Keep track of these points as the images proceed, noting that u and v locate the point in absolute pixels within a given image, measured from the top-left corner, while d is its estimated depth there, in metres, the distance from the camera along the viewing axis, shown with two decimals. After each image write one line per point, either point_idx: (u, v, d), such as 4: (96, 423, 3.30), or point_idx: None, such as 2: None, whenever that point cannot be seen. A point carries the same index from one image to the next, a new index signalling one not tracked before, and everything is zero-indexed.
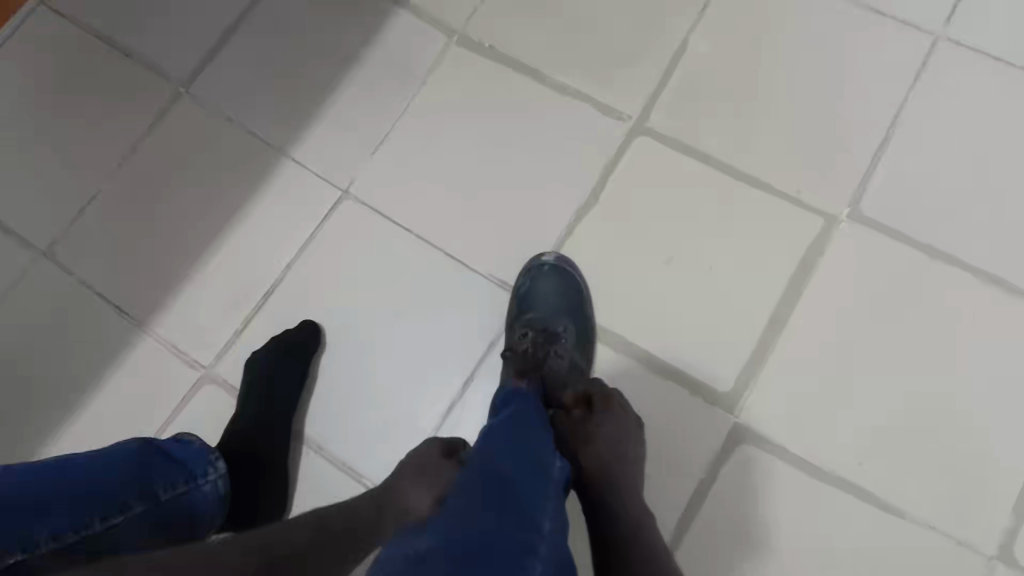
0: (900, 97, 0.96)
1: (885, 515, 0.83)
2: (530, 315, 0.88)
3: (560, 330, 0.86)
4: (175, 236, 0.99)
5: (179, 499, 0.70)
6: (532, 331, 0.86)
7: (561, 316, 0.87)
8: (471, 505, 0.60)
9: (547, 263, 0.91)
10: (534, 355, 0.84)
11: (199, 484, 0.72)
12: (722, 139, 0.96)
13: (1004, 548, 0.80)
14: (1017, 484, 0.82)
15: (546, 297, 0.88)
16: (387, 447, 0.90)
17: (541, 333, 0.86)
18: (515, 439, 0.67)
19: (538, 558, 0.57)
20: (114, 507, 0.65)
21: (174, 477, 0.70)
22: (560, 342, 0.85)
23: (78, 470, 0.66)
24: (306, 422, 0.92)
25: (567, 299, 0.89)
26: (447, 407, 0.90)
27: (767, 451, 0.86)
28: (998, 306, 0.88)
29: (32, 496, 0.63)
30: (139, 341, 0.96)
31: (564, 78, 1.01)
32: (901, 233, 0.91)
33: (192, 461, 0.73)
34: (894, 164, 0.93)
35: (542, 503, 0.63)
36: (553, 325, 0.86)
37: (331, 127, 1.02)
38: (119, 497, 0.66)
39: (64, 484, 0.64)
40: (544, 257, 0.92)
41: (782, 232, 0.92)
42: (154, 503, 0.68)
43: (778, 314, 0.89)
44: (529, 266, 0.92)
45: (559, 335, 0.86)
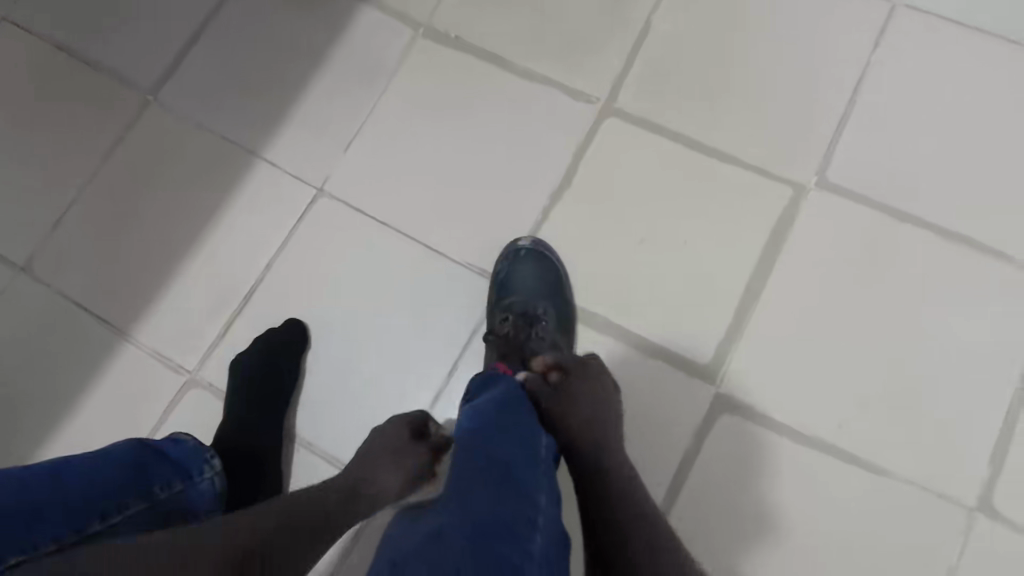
0: (862, 65, 0.97)
1: (867, 474, 0.85)
2: (510, 300, 0.89)
3: (540, 314, 0.87)
4: (152, 243, 0.99)
5: (178, 498, 0.71)
6: (512, 316, 0.87)
7: (541, 299, 0.88)
8: (471, 489, 0.61)
9: (524, 248, 0.92)
10: (515, 339, 0.86)
11: (196, 482, 0.73)
12: (690, 116, 0.97)
13: (984, 500, 0.82)
14: (993, 436, 0.84)
15: (524, 280, 0.89)
16: None
17: (521, 318, 0.87)
18: (507, 422, 0.68)
19: (539, 531, 0.60)
20: (114, 506, 0.66)
21: (171, 476, 0.71)
22: (541, 324, 0.86)
23: (75, 472, 0.66)
24: (292, 421, 0.92)
25: (546, 282, 0.90)
26: (434, 397, 0.91)
27: (750, 419, 0.87)
28: (967, 265, 0.90)
29: (29, 501, 0.62)
30: (122, 350, 0.96)
31: (531, 65, 1.01)
32: (869, 198, 0.93)
33: (187, 460, 0.74)
34: (860, 132, 0.95)
35: (539, 481, 0.65)
36: (532, 308, 0.87)
37: (302, 126, 1.03)
38: (118, 497, 0.67)
39: (62, 487, 0.64)
40: (520, 242, 0.93)
41: (754, 204, 0.94)
42: (153, 502, 0.69)
43: (754, 284, 0.91)
44: (506, 252, 0.93)
45: (539, 318, 0.87)
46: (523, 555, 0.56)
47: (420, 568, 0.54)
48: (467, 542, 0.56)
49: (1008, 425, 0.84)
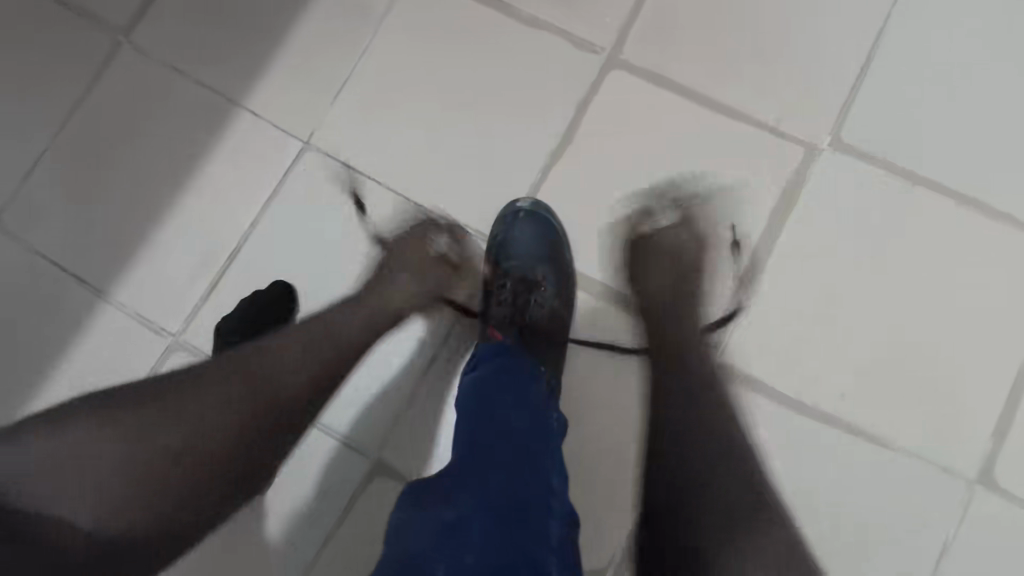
0: (882, 16, 0.92)
1: (868, 445, 0.83)
2: (507, 264, 0.82)
3: (540, 278, 0.81)
4: (132, 198, 0.94)
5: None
6: (511, 281, 0.81)
7: (539, 263, 0.82)
8: (489, 474, 0.59)
9: (524, 209, 0.86)
10: (515, 304, 0.80)
11: None
12: (703, 69, 0.92)
13: (985, 472, 0.82)
14: (997, 409, 0.83)
15: (522, 241, 0.83)
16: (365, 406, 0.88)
17: (519, 282, 0.81)
18: (518, 395, 0.66)
19: (553, 514, 0.57)
20: None
21: None
22: (541, 290, 0.81)
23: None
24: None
25: (543, 246, 0.83)
26: (394, 353, 0.89)
27: (752, 390, 0.85)
28: (981, 232, 0.86)
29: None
30: (101, 310, 0.91)
31: (532, 10, 0.95)
32: (884, 160, 0.88)
33: None
34: (878, 87, 0.90)
35: (552, 460, 0.62)
36: (529, 274, 0.81)
37: (289, 73, 0.97)
38: None
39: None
40: (519, 203, 0.87)
41: (762, 165, 0.89)
42: None
43: (760, 249, 0.88)
44: (504, 216, 0.86)
45: (540, 284, 0.81)
46: (538, 541, 0.54)
47: (438, 569, 0.52)
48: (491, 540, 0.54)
49: (1012, 397, 0.83)
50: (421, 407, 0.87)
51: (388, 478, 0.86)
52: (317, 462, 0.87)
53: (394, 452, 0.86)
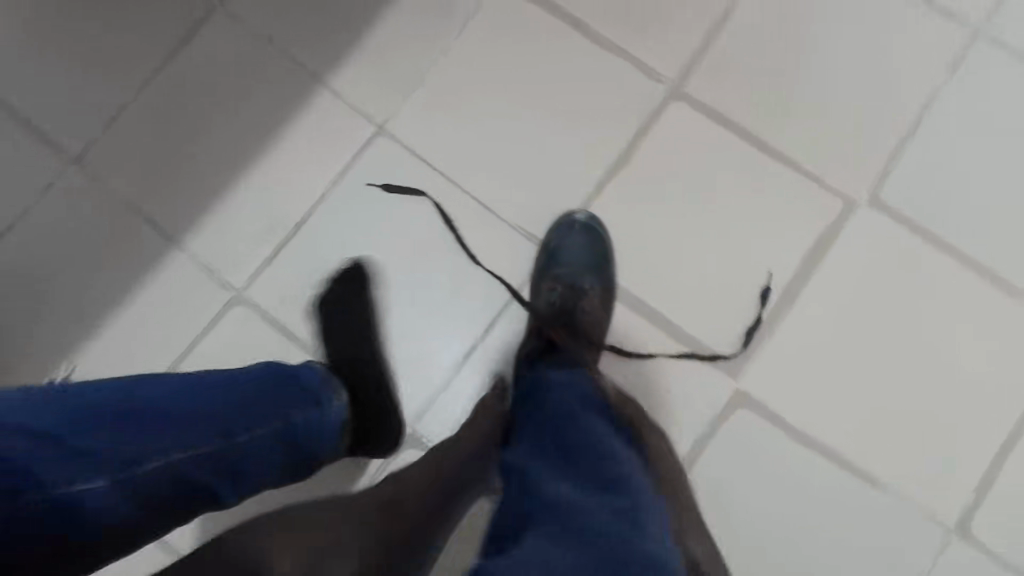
0: (934, 85, 0.96)
1: (858, 483, 0.90)
2: (558, 270, 0.91)
3: (587, 287, 0.90)
4: (210, 156, 1.00)
5: (308, 445, 0.69)
6: (560, 286, 0.90)
7: (588, 272, 0.90)
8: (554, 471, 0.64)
9: (581, 221, 0.92)
10: (563, 307, 0.89)
11: (324, 413, 0.70)
12: (759, 113, 0.97)
13: (961, 523, 0.89)
14: (982, 467, 0.90)
15: (577, 251, 0.91)
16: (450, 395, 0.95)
17: (568, 290, 0.90)
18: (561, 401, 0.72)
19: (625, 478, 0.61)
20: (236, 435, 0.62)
21: (300, 405, 0.67)
22: (587, 298, 0.89)
23: (114, 441, 0.56)
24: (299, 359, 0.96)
25: (595, 255, 0.91)
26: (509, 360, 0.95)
27: (762, 417, 0.92)
28: (996, 303, 0.92)
29: (67, 456, 0.53)
30: (171, 257, 0.97)
31: (606, 32, 1.01)
32: (913, 224, 0.94)
33: (317, 389, 0.70)
34: (921, 154, 0.95)
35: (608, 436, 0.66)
36: (579, 282, 0.89)
37: (370, 60, 1.02)
38: (237, 427, 0.62)
39: (173, 416, 0.60)
40: (576, 215, 0.93)
41: (801, 212, 0.95)
42: (281, 434, 0.65)
43: (789, 289, 0.94)
44: (560, 222, 0.93)
45: (587, 293, 0.89)
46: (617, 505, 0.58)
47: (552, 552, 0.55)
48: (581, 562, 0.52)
49: (996, 458, 0.90)
50: (460, 389, 0.95)
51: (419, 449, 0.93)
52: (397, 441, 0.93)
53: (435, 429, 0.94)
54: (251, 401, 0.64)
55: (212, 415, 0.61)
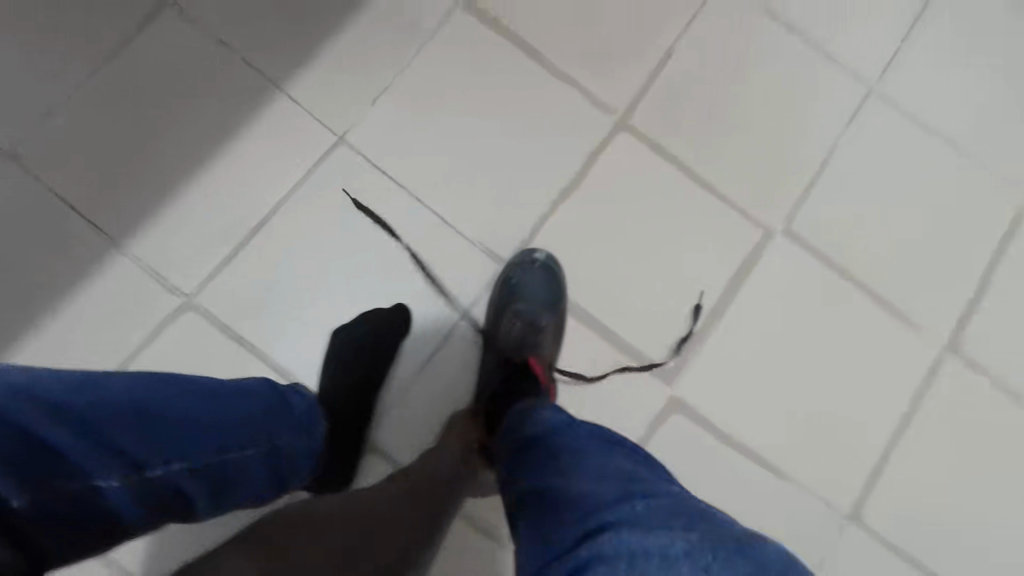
0: (839, 131, 1.10)
1: (773, 478, 1.02)
2: (518, 305, 0.92)
3: (545, 325, 0.92)
4: (158, 156, 0.97)
5: (293, 469, 0.67)
6: (520, 321, 0.91)
7: (546, 310, 0.93)
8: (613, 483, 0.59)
9: (540, 260, 0.98)
10: (522, 343, 0.90)
11: (311, 440, 0.68)
12: (695, 147, 1.08)
13: (856, 511, 1.02)
14: (874, 462, 1.04)
15: (534, 288, 0.94)
16: (415, 418, 0.98)
17: (527, 326, 0.90)
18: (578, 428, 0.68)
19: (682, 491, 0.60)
20: (230, 453, 0.59)
21: (291, 432, 0.66)
22: (544, 335, 0.91)
23: (132, 441, 0.53)
24: (251, 365, 0.95)
25: (551, 292, 0.95)
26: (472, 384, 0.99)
27: (693, 421, 1.02)
28: (886, 322, 1.07)
29: (87, 448, 0.51)
30: (114, 260, 0.94)
31: (561, 63, 1.08)
32: (818, 250, 1.08)
33: (307, 413, 0.68)
34: (827, 190, 1.09)
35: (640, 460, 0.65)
36: (537, 318, 0.91)
37: (330, 69, 1.03)
38: (232, 447, 0.60)
39: (184, 422, 0.57)
40: (537, 254, 0.98)
41: (728, 237, 1.06)
42: (269, 461, 0.64)
43: (719, 306, 1.05)
44: (521, 259, 0.98)
45: (544, 329, 0.91)
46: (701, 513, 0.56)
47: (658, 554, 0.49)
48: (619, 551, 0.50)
49: (885, 454, 1.04)
50: (419, 400, 0.98)
51: (379, 459, 0.96)
52: (362, 467, 0.95)
53: (396, 444, 0.97)
54: (258, 419, 0.63)
55: (213, 428, 0.59)
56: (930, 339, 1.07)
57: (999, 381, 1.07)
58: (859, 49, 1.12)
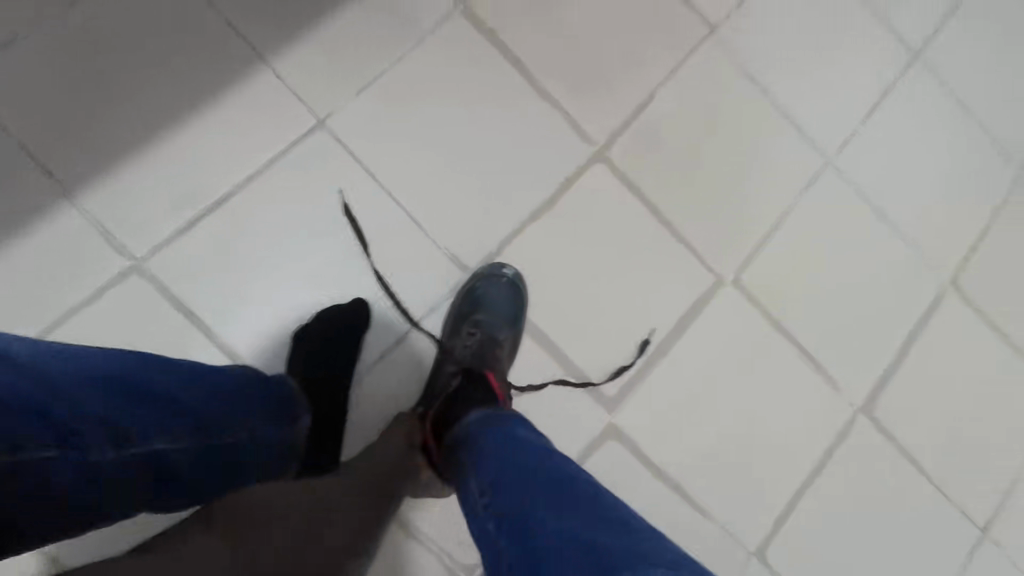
0: (795, 195, 1.18)
1: (691, 512, 1.08)
2: (480, 316, 0.95)
3: (502, 338, 0.95)
4: (123, 109, 0.93)
5: (244, 462, 0.66)
6: (479, 332, 0.94)
7: (506, 325, 0.96)
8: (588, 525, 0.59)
9: (507, 275, 1.00)
10: (479, 352, 0.92)
11: (261, 432, 0.68)
12: (664, 189, 1.12)
13: (760, 549, 1.09)
14: (784, 506, 1.11)
15: (499, 305, 0.97)
16: (365, 415, 0.98)
17: (486, 337, 0.94)
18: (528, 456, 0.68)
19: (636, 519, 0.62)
20: (182, 437, 0.58)
21: (241, 422, 0.65)
22: (501, 348, 0.94)
23: (92, 413, 0.52)
24: (195, 341, 0.93)
25: (513, 310, 0.98)
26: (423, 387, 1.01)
27: (626, 449, 1.06)
28: (812, 378, 1.15)
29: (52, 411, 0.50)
30: (62, 211, 0.90)
31: (549, 85, 1.09)
32: (761, 303, 1.14)
33: (256, 405, 0.68)
34: (778, 247, 1.16)
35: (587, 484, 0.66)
36: (497, 333, 0.94)
37: (319, 50, 1.01)
38: (185, 430, 0.59)
39: (140, 399, 0.56)
40: (507, 268, 1.01)
41: (682, 279, 1.11)
42: (220, 451, 0.63)
43: (665, 342, 1.09)
44: (489, 271, 1.00)
45: (501, 344, 0.94)
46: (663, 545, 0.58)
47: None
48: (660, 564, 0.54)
49: (794, 500, 1.11)
50: (369, 396, 0.99)
51: None
52: None
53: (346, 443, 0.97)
54: (213, 412, 0.62)
55: (169, 409, 0.58)
56: (847, 399, 1.15)
57: (900, 445, 1.17)
58: (822, 122, 1.20)
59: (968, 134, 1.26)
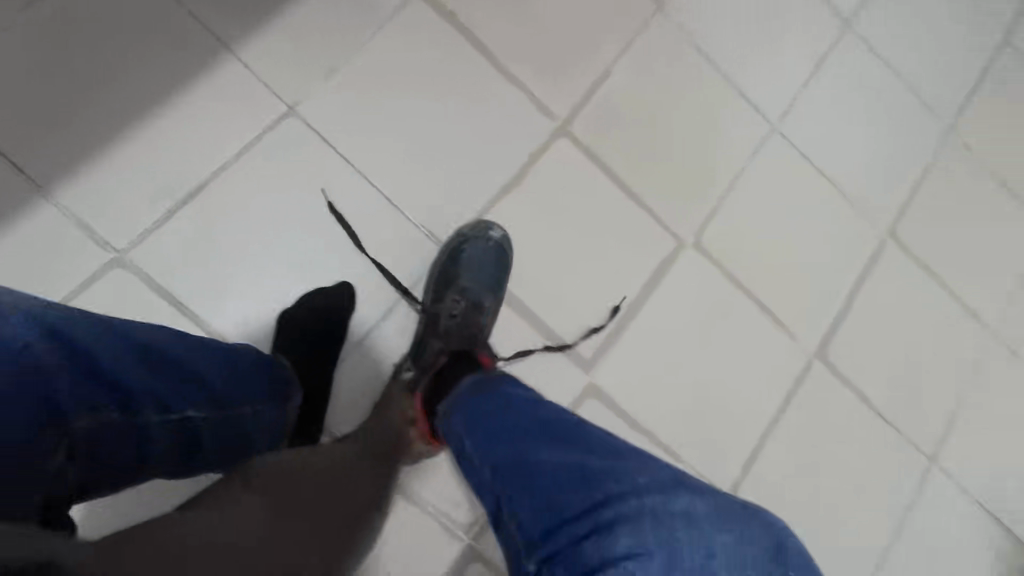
0: (746, 160, 1.25)
1: (669, 460, 1.15)
2: (466, 283, 1.00)
3: (486, 304, 1.00)
4: (92, 102, 0.93)
5: (251, 437, 0.69)
6: (465, 299, 0.99)
7: (490, 291, 1.01)
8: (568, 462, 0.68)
9: (494, 239, 1.04)
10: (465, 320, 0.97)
11: (266, 408, 0.71)
12: (624, 160, 1.18)
13: (734, 490, 1.18)
14: (752, 449, 1.19)
15: (481, 270, 1.01)
16: (359, 391, 1.01)
17: (471, 304, 0.98)
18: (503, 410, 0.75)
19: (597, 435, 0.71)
20: (192, 414, 0.62)
21: (247, 399, 0.68)
22: (485, 314, 0.99)
23: (104, 388, 0.55)
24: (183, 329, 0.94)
25: (496, 275, 1.02)
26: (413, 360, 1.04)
27: (605, 406, 1.12)
28: (771, 329, 1.23)
29: (82, 388, 0.54)
30: (38, 207, 0.90)
31: (510, 65, 1.14)
32: (721, 262, 1.21)
33: (262, 382, 0.70)
34: (733, 209, 1.24)
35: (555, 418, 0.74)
36: (481, 300, 0.99)
37: (284, 39, 1.03)
38: (193, 408, 0.62)
39: (151, 377, 0.59)
40: (493, 231, 1.04)
41: (647, 243, 1.18)
42: (229, 425, 0.66)
43: (635, 304, 1.16)
44: (477, 233, 1.03)
45: (485, 310, 0.99)
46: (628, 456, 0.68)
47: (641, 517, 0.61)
48: (646, 475, 0.65)
49: (761, 443, 1.20)
50: (359, 372, 1.01)
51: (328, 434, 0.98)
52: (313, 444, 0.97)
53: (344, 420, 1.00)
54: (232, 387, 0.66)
55: (176, 388, 0.61)
56: (803, 347, 1.24)
57: (852, 387, 1.26)
58: (766, 91, 1.28)
59: (897, 96, 1.36)
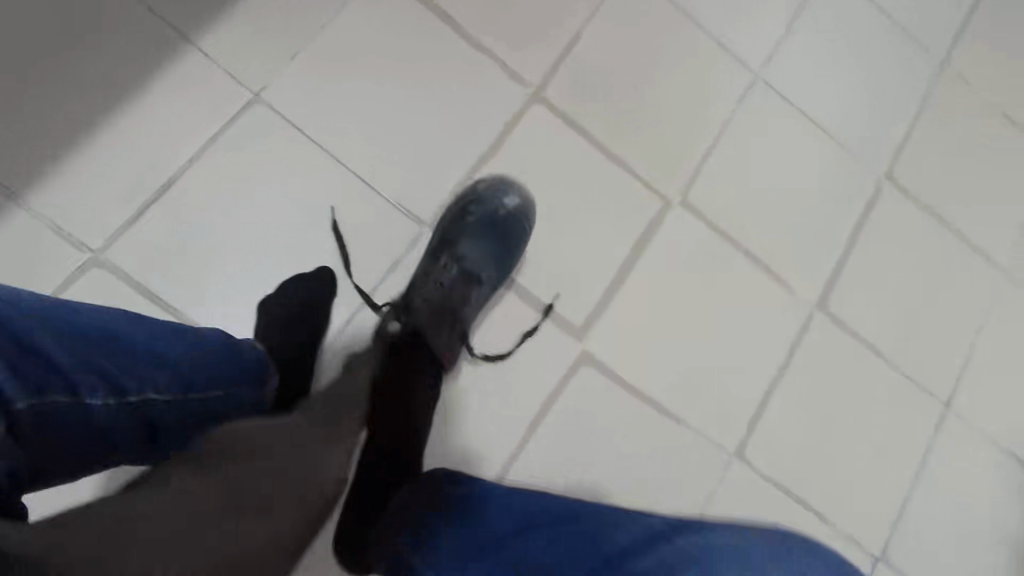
0: (729, 112, 1.22)
1: (670, 423, 1.13)
2: (468, 249, 1.02)
3: (483, 277, 1.02)
4: (58, 105, 0.93)
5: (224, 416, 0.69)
6: (463, 267, 1.01)
7: (490, 265, 1.03)
8: None
9: (507, 208, 1.04)
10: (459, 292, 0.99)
11: (238, 389, 0.70)
12: (603, 121, 1.16)
13: (740, 449, 1.15)
14: (756, 406, 1.17)
15: (485, 240, 1.03)
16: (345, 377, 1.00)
17: (469, 275, 1.01)
18: None
19: None
20: (156, 396, 0.61)
21: (217, 382, 0.67)
22: (480, 288, 1.01)
23: (60, 370, 0.54)
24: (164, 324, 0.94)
25: (503, 247, 1.04)
26: None
27: (600, 373, 1.11)
28: (768, 283, 1.20)
29: (39, 376, 0.53)
30: (12, 212, 0.90)
31: (477, 35, 1.11)
32: (710, 218, 1.18)
33: (233, 364, 0.70)
34: (719, 163, 1.20)
35: None
36: (481, 273, 1.02)
37: (244, 26, 1.01)
38: (156, 390, 0.61)
39: (108, 358, 0.58)
40: (508, 199, 1.05)
41: (632, 205, 1.15)
42: (197, 408, 0.65)
43: (624, 268, 1.13)
44: (494, 200, 1.04)
45: (482, 283, 1.02)
46: None
47: None
48: None
49: (765, 400, 1.17)
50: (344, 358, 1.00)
51: None
52: None
53: None
54: (196, 371, 0.65)
55: (137, 369, 0.60)
56: (803, 299, 1.21)
57: (856, 337, 1.23)
58: (746, 40, 1.24)
59: (884, 36, 1.31)
